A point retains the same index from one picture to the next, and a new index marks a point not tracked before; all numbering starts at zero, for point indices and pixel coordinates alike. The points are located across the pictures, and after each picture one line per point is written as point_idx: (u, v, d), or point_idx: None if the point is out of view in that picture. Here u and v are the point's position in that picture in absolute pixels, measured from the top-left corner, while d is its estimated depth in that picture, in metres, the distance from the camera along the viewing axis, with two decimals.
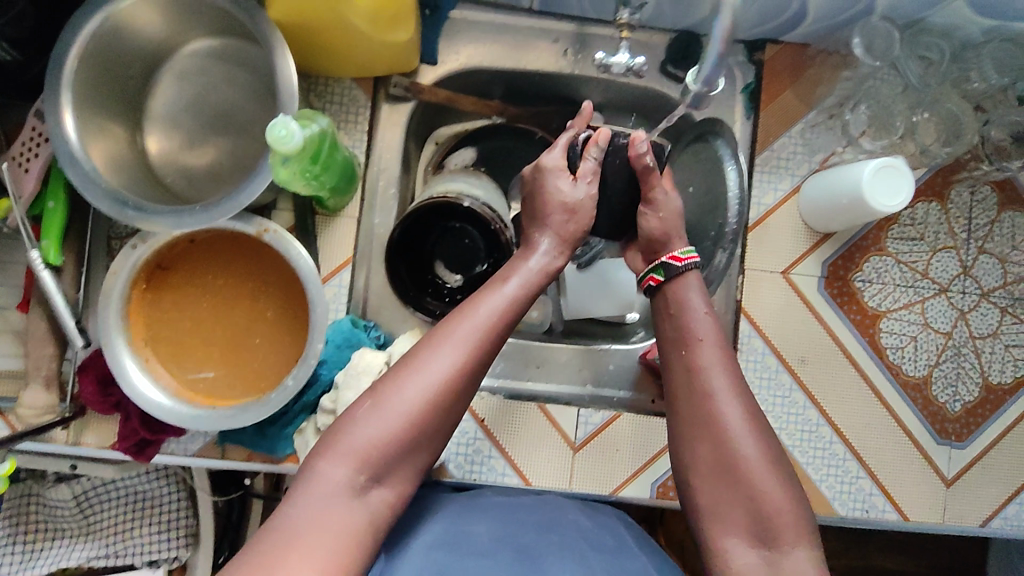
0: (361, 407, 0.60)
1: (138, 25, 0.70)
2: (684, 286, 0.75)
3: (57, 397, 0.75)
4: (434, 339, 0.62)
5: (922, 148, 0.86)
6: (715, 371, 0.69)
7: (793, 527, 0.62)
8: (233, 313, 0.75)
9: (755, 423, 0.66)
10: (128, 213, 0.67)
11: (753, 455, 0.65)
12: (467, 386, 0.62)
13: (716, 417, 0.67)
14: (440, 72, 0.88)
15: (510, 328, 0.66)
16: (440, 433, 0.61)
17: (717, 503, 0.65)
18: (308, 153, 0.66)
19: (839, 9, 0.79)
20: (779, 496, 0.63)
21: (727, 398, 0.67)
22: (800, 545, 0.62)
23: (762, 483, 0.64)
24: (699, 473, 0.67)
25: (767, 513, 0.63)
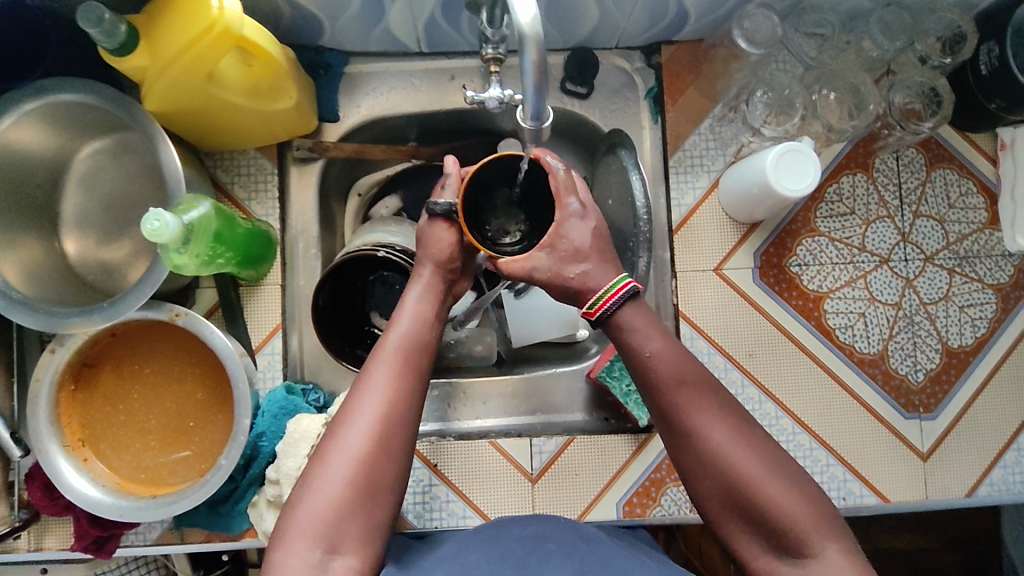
0: (299, 493, 0.57)
1: (29, 135, 0.71)
2: (626, 325, 0.65)
3: (5, 507, 0.75)
4: (353, 395, 0.61)
5: (827, 127, 0.84)
6: (690, 400, 0.61)
7: (815, 528, 0.56)
8: (165, 401, 0.77)
9: (749, 439, 0.59)
10: (41, 320, 0.68)
11: (756, 472, 0.58)
12: (401, 427, 0.60)
13: (702, 448, 0.59)
14: (343, 128, 0.88)
15: (426, 365, 0.65)
16: (388, 485, 0.59)
17: (738, 529, 0.58)
18: (204, 235, 0.68)
19: (717, 2, 0.79)
20: (796, 500, 0.56)
21: (710, 423, 0.60)
22: (828, 542, 0.55)
23: (773, 496, 0.57)
24: (709, 507, 0.60)
25: (789, 523, 0.56)
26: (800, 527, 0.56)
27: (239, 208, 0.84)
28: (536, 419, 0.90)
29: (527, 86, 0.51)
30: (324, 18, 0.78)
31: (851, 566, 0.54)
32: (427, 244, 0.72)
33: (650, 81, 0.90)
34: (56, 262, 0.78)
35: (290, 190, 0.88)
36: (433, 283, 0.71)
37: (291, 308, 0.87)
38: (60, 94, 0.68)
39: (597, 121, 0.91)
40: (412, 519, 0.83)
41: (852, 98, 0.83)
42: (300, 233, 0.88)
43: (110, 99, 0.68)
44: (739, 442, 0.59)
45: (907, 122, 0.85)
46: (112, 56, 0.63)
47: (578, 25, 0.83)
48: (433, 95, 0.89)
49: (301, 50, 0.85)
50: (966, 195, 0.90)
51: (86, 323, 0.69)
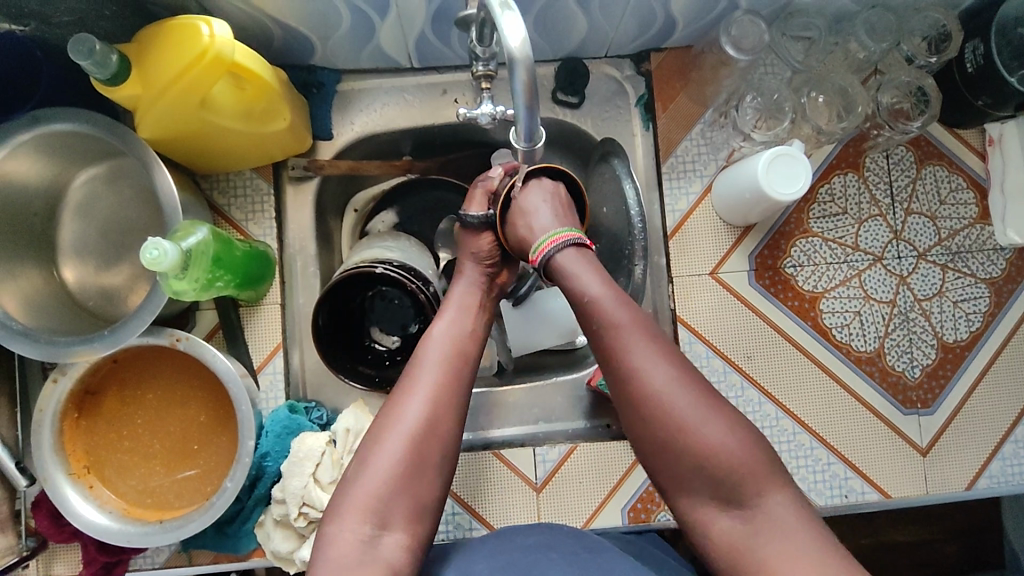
0: (351, 471, 0.60)
1: (24, 166, 0.72)
2: (573, 265, 0.67)
3: (12, 537, 0.75)
4: (406, 378, 0.64)
5: (817, 130, 0.85)
6: (630, 339, 0.61)
7: (751, 476, 0.57)
8: (169, 425, 0.78)
9: (687, 386, 0.59)
10: (42, 350, 0.68)
11: (689, 415, 0.58)
12: (453, 407, 0.63)
13: (641, 387, 0.59)
14: (337, 145, 0.89)
15: (475, 350, 0.68)
16: (438, 462, 0.61)
17: (672, 476, 0.59)
18: (202, 258, 0.69)
19: (704, 10, 0.79)
20: (733, 450, 0.57)
21: (651, 362, 0.60)
22: (768, 492, 0.57)
23: (705, 437, 0.57)
24: (646, 452, 0.61)
25: (728, 474, 0.57)
26: (738, 471, 0.57)
27: (236, 229, 0.85)
28: (539, 427, 0.91)
29: (518, 106, 0.51)
30: (315, 38, 0.78)
31: (795, 514, 0.56)
32: (467, 242, 0.78)
33: (640, 89, 0.91)
34: (55, 290, 0.78)
35: (286, 209, 0.88)
36: (477, 280, 0.76)
37: (291, 326, 0.87)
38: (53, 124, 0.68)
39: (589, 130, 0.92)
40: None
41: (841, 100, 0.84)
42: (298, 251, 0.89)
43: (103, 127, 0.69)
44: (677, 388, 0.59)
45: (895, 122, 0.86)
46: (106, 86, 0.63)
47: (567, 35, 0.84)
48: (425, 109, 0.90)
49: (293, 70, 0.85)
50: (956, 191, 0.90)
51: (87, 352, 0.69)
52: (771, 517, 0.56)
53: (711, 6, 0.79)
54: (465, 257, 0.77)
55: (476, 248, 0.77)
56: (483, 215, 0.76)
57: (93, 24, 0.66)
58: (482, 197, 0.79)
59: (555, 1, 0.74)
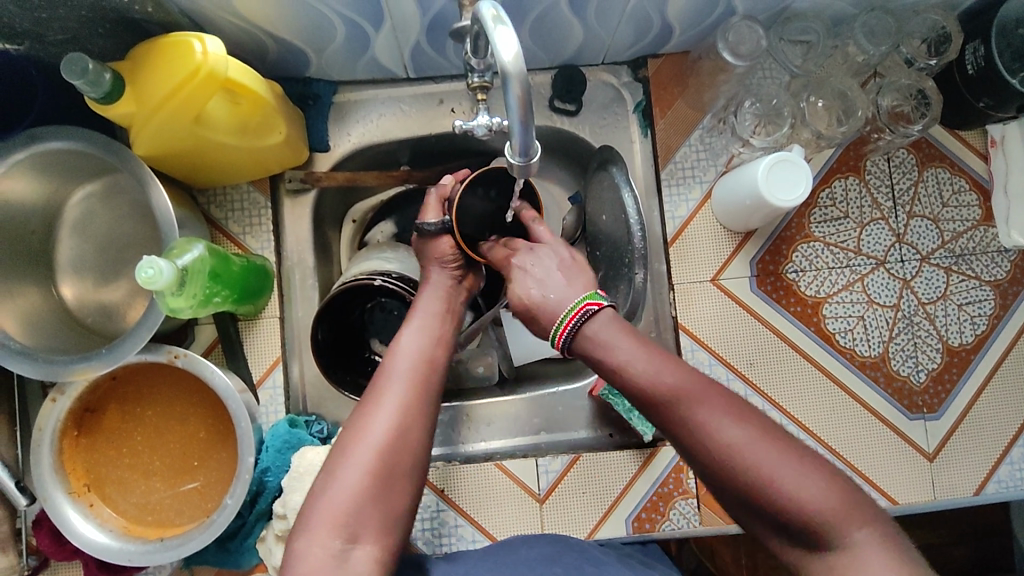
0: (319, 484, 0.57)
1: (21, 185, 0.72)
2: (600, 327, 0.60)
3: (13, 556, 0.75)
4: (373, 387, 0.62)
5: (816, 134, 0.85)
6: (690, 397, 0.54)
7: (846, 517, 0.50)
8: (169, 441, 0.78)
9: (759, 434, 0.52)
10: (39, 370, 0.68)
11: (771, 467, 0.51)
12: (423, 415, 0.60)
13: (712, 449, 0.53)
14: (334, 157, 0.88)
15: (443, 356, 0.66)
16: (410, 471, 0.58)
17: (771, 533, 0.53)
18: (199, 274, 0.68)
19: (701, 16, 0.79)
20: (824, 495, 0.50)
21: (714, 418, 0.53)
22: (865, 526, 0.50)
23: (791, 489, 0.50)
24: (734, 512, 0.54)
25: (824, 521, 0.50)
26: (832, 522, 0.50)
27: (234, 244, 0.84)
28: (541, 437, 0.90)
29: (513, 121, 0.51)
30: (310, 50, 0.78)
31: (883, 552, 0.49)
32: (426, 250, 0.76)
33: (638, 95, 0.90)
34: (54, 308, 0.78)
35: (284, 222, 0.88)
36: (446, 282, 0.74)
37: (291, 339, 0.87)
38: (49, 143, 0.68)
39: (587, 138, 0.91)
40: (422, 545, 0.83)
41: (840, 103, 0.84)
42: (296, 263, 0.88)
43: (99, 145, 0.68)
44: (750, 440, 0.52)
45: (895, 125, 0.85)
46: (99, 104, 0.63)
47: (564, 43, 0.83)
48: (422, 119, 0.90)
49: (289, 82, 0.85)
50: (959, 193, 0.90)
51: (86, 370, 0.69)
52: (869, 561, 0.49)
53: (707, 12, 0.78)
54: (430, 264, 0.75)
55: (438, 250, 0.74)
56: (438, 223, 0.74)
57: (87, 42, 0.66)
58: (436, 204, 0.76)
59: (550, 10, 0.74)
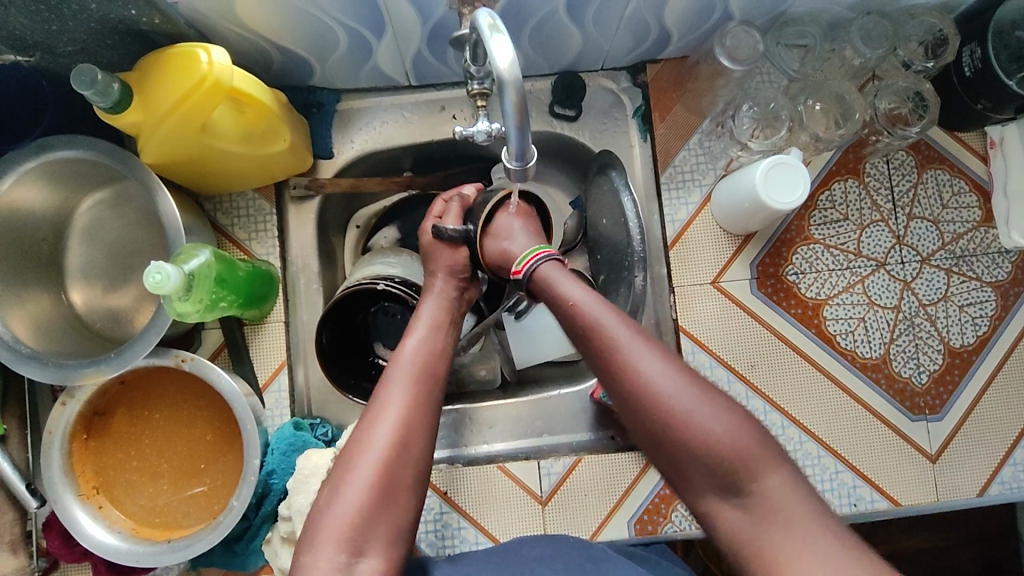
0: (324, 498, 0.58)
1: (31, 194, 0.73)
2: (558, 279, 0.65)
3: (24, 558, 0.76)
4: (376, 400, 0.62)
5: (814, 137, 0.85)
6: (625, 338, 0.58)
7: (751, 464, 0.54)
8: (176, 444, 0.79)
9: (681, 375, 0.56)
10: (49, 374, 0.69)
11: (687, 406, 0.55)
12: (423, 430, 0.61)
13: (638, 386, 0.56)
14: (338, 164, 0.90)
15: (444, 371, 0.67)
16: (411, 487, 0.59)
17: (675, 470, 0.56)
18: (206, 279, 0.70)
19: (698, 22, 0.80)
20: (728, 431, 0.54)
21: (645, 358, 0.57)
22: (773, 474, 0.54)
23: (706, 427, 0.54)
24: (645, 447, 0.58)
25: (721, 454, 0.54)
26: (735, 456, 0.53)
27: (240, 249, 0.86)
28: (544, 440, 0.90)
29: (509, 126, 0.52)
30: (313, 59, 0.79)
31: (794, 496, 0.53)
32: (439, 256, 0.76)
33: (637, 100, 0.91)
34: (64, 314, 0.79)
35: (289, 228, 0.89)
36: (450, 291, 0.74)
37: (295, 343, 0.88)
38: (59, 152, 0.70)
39: (587, 142, 0.92)
40: (425, 547, 0.84)
41: (838, 107, 0.84)
42: (301, 269, 0.90)
43: (108, 154, 0.70)
44: (667, 372, 0.56)
45: (893, 127, 0.86)
46: (108, 114, 0.65)
47: (563, 50, 0.84)
48: (425, 126, 0.91)
49: (293, 91, 0.87)
50: (959, 194, 0.90)
51: (95, 374, 0.70)
52: (772, 502, 0.52)
53: (705, 17, 0.79)
54: (439, 270, 0.75)
55: (451, 262, 0.76)
56: (461, 228, 0.75)
57: (95, 53, 0.68)
58: (457, 210, 0.78)
59: (549, 18, 0.75)
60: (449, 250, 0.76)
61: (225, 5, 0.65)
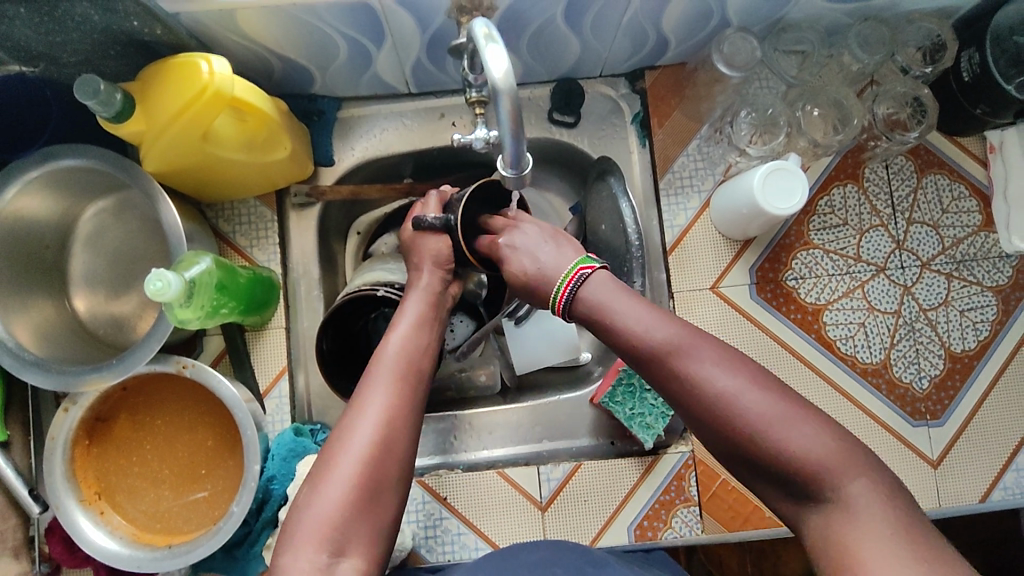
0: (304, 497, 0.57)
1: (36, 202, 0.74)
2: (600, 286, 0.61)
3: (26, 563, 0.76)
4: (359, 397, 0.62)
5: (812, 143, 0.85)
6: (689, 350, 0.55)
7: (839, 468, 0.49)
8: (177, 449, 0.79)
9: (754, 385, 0.52)
10: (52, 380, 0.70)
11: (766, 418, 0.51)
12: (405, 426, 0.61)
13: (708, 401, 0.53)
14: (338, 171, 0.90)
15: (427, 367, 0.67)
16: (393, 484, 0.59)
17: (762, 482, 0.53)
18: (207, 286, 0.71)
19: (696, 28, 0.80)
20: (822, 447, 0.50)
21: (712, 370, 0.53)
22: (859, 477, 0.49)
23: (789, 437, 0.50)
24: (734, 464, 0.54)
25: (815, 472, 0.50)
26: (829, 472, 0.49)
27: (241, 256, 0.86)
28: (544, 445, 0.90)
29: (505, 133, 0.52)
30: (314, 68, 0.80)
31: (878, 500, 0.48)
32: (422, 247, 0.75)
33: (636, 107, 0.92)
34: (68, 321, 0.80)
35: (290, 234, 0.90)
36: (435, 283, 0.74)
37: (296, 348, 0.88)
38: (63, 160, 0.71)
39: (586, 148, 0.92)
40: (425, 553, 0.84)
41: (836, 112, 0.84)
42: (302, 275, 0.90)
43: (111, 162, 0.71)
44: (740, 384, 0.52)
45: (892, 132, 0.86)
46: (111, 123, 0.65)
47: (561, 57, 0.85)
48: (425, 133, 0.91)
49: (294, 99, 0.87)
50: (959, 199, 0.90)
51: (97, 380, 0.71)
52: (864, 510, 0.48)
53: (702, 24, 0.80)
54: (423, 262, 0.74)
55: (436, 252, 0.74)
56: (439, 218, 0.75)
57: (98, 63, 0.69)
58: (436, 203, 0.78)
59: (547, 25, 0.75)
60: (430, 243, 0.75)
61: (226, 14, 0.65)
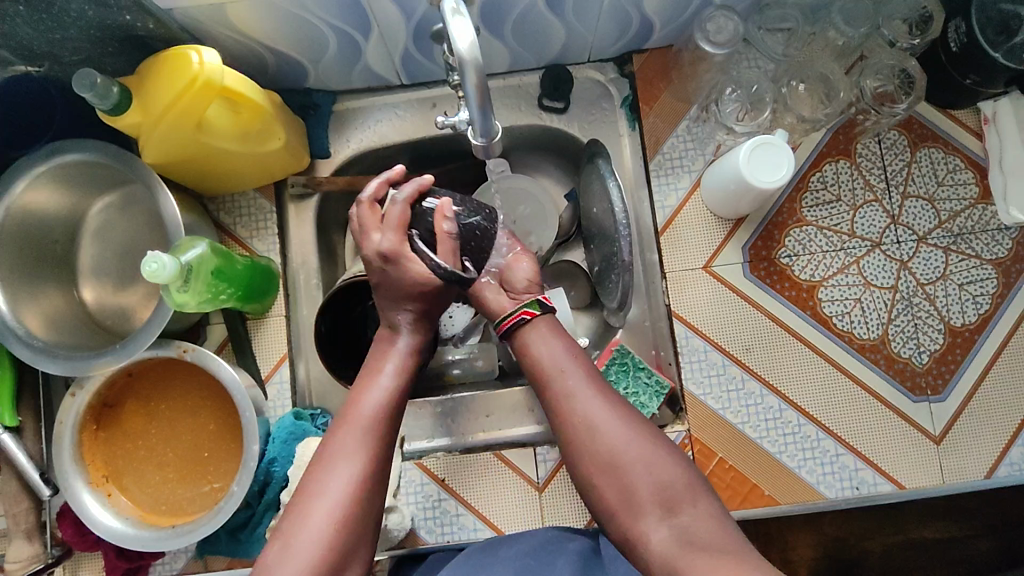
0: (275, 547, 0.57)
1: (43, 197, 0.78)
2: (537, 334, 0.69)
3: (39, 545, 0.79)
4: (329, 453, 0.62)
5: (801, 118, 0.87)
6: (579, 391, 0.64)
7: (688, 487, 0.58)
8: (182, 433, 0.82)
9: (617, 414, 0.62)
10: (59, 367, 0.73)
11: (622, 442, 0.60)
12: (377, 484, 0.61)
13: (582, 426, 0.62)
14: (334, 163, 0.93)
15: (394, 426, 0.66)
16: (366, 536, 0.60)
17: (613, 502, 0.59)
18: (203, 272, 0.73)
19: (677, 9, 0.81)
20: (665, 464, 0.59)
21: (594, 402, 0.63)
22: (702, 502, 0.57)
23: (642, 458, 0.59)
24: (593, 475, 0.60)
25: (665, 478, 0.58)
26: (675, 491, 0.57)
27: (242, 247, 0.89)
28: (542, 428, 0.90)
29: (472, 107, 0.55)
30: (306, 62, 0.83)
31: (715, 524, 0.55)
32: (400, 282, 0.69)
33: (624, 90, 0.93)
34: (76, 311, 0.83)
35: (289, 225, 0.92)
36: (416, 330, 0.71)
37: (296, 338, 0.90)
38: (68, 154, 0.74)
39: (576, 133, 0.93)
40: (425, 534, 0.85)
41: (822, 87, 0.85)
42: (301, 265, 0.92)
43: (112, 155, 0.74)
44: (608, 414, 0.61)
45: (880, 106, 0.86)
46: (110, 116, 0.68)
47: (546, 42, 0.86)
48: (417, 123, 0.93)
49: (290, 93, 0.90)
50: (954, 171, 0.89)
51: (102, 365, 0.73)
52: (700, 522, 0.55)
53: (683, 5, 0.81)
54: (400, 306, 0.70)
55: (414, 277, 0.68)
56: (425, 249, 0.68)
57: (99, 60, 0.72)
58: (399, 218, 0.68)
59: (528, 10, 0.77)
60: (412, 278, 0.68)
61: (216, 9, 0.68)
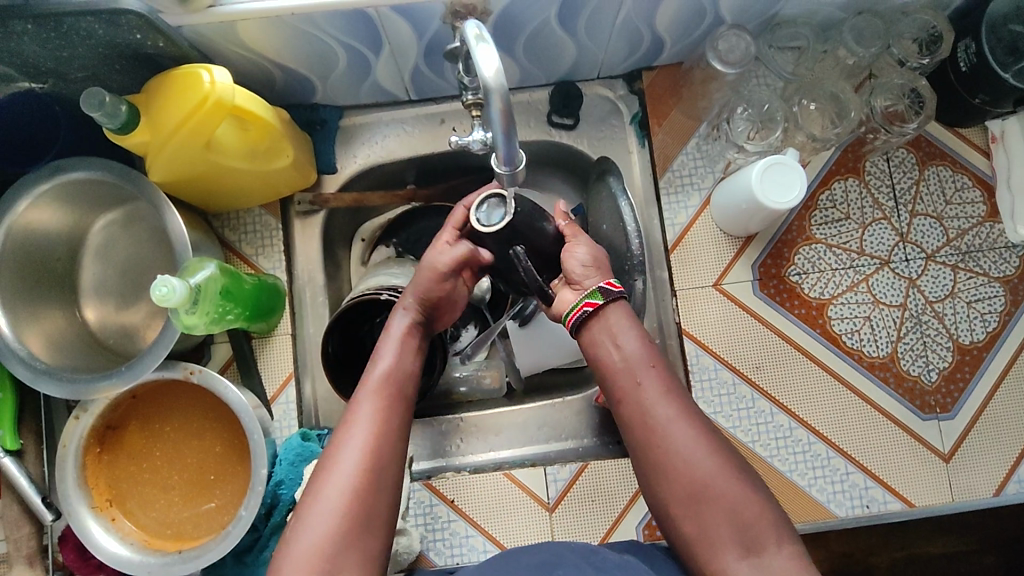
0: (296, 524, 0.58)
1: (45, 217, 0.76)
2: (610, 324, 0.66)
3: (40, 571, 0.77)
4: (341, 429, 0.62)
5: (811, 137, 0.86)
6: (661, 401, 0.62)
7: (772, 528, 0.57)
8: (187, 455, 0.80)
9: (706, 439, 0.60)
10: (63, 390, 0.71)
11: (712, 472, 0.59)
12: (393, 455, 0.62)
13: (663, 445, 0.60)
14: (341, 179, 0.92)
15: (408, 396, 0.67)
16: (383, 515, 0.60)
17: (695, 529, 0.59)
18: (212, 293, 0.72)
19: (689, 28, 0.81)
20: (748, 500, 0.58)
21: (679, 420, 0.61)
22: (785, 544, 0.57)
23: (728, 493, 0.58)
24: (672, 504, 0.60)
25: (746, 517, 0.57)
26: (761, 531, 0.57)
27: (248, 264, 0.88)
28: (551, 446, 0.90)
29: (496, 132, 0.54)
30: (314, 77, 0.82)
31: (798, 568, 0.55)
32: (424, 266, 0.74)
33: (634, 107, 0.92)
34: (79, 331, 0.82)
35: (295, 241, 0.91)
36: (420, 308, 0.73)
37: (303, 356, 0.89)
38: (71, 173, 0.73)
39: (585, 150, 0.93)
40: (434, 556, 0.84)
41: (833, 106, 0.85)
42: (307, 282, 0.91)
43: (116, 173, 0.72)
44: (696, 440, 0.60)
45: (890, 125, 0.85)
46: (117, 135, 0.67)
47: (559, 59, 0.85)
48: (425, 139, 0.93)
49: (297, 109, 0.89)
50: (962, 190, 0.89)
51: (107, 388, 0.72)
52: (783, 565, 0.56)
53: (695, 23, 0.80)
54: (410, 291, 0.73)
55: (442, 266, 0.72)
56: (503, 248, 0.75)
57: (105, 77, 0.70)
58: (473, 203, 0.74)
59: (542, 27, 0.76)
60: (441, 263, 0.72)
61: (227, 26, 0.67)
